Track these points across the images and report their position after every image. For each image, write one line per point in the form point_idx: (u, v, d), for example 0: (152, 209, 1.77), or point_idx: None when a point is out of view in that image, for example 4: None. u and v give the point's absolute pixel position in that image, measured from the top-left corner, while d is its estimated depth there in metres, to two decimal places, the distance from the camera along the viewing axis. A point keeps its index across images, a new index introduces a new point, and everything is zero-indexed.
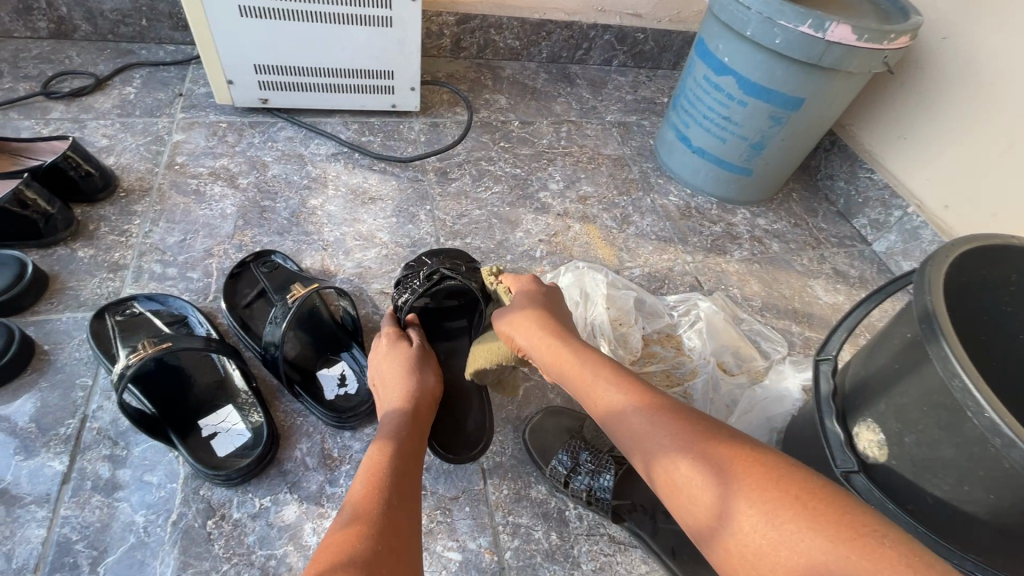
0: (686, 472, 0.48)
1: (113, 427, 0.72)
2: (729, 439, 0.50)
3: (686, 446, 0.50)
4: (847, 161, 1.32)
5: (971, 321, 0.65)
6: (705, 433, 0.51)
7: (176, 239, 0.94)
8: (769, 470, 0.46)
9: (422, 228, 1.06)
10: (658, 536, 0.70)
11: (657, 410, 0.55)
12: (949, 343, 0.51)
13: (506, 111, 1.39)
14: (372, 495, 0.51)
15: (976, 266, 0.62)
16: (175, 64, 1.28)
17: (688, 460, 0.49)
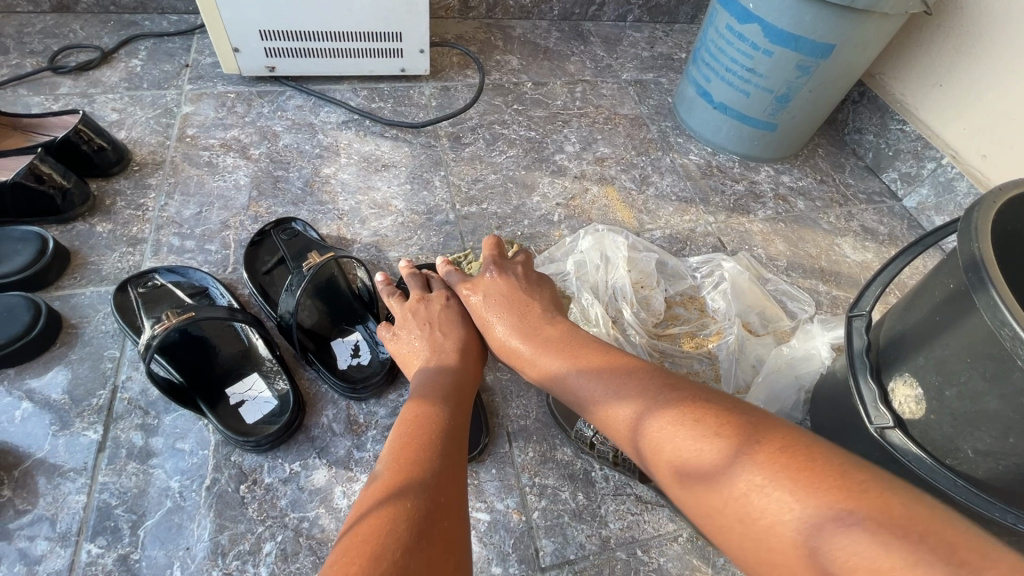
0: (664, 437, 0.47)
1: (143, 397, 0.73)
2: (708, 402, 0.48)
3: (663, 413, 0.48)
4: (877, 113, 1.27)
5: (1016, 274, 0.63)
6: (682, 397, 0.49)
7: (192, 212, 0.94)
8: (746, 432, 0.44)
9: (437, 195, 1.05)
10: None
11: (635, 379, 0.53)
12: (998, 290, 0.49)
13: (518, 72, 1.35)
14: (404, 447, 0.50)
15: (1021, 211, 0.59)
16: (180, 34, 1.25)
17: (665, 426, 0.47)
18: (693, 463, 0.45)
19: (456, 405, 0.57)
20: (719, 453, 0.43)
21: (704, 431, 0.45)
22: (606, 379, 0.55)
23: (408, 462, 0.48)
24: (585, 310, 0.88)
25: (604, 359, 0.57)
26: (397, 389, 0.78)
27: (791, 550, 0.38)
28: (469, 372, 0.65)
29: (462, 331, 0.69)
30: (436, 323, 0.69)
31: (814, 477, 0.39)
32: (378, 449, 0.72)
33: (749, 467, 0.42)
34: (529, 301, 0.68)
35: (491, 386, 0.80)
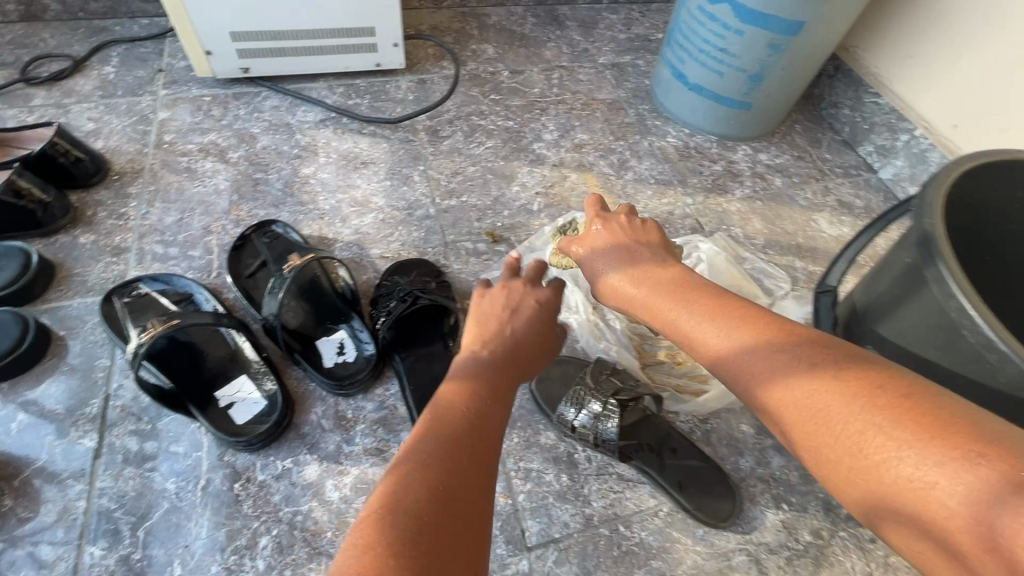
0: (764, 378, 0.44)
1: (136, 403, 0.75)
2: (822, 346, 0.44)
3: (761, 352, 0.45)
4: (852, 86, 1.27)
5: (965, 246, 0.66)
6: (792, 340, 0.45)
7: (173, 219, 0.95)
8: (863, 380, 0.40)
9: (417, 189, 1.06)
10: (665, 471, 0.74)
11: (738, 318, 0.50)
12: (947, 263, 0.51)
13: (494, 61, 1.35)
14: (432, 432, 0.49)
15: (974, 183, 0.61)
16: (151, 38, 1.24)
17: (766, 367, 0.44)
18: (790, 402, 0.42)
19: (489, 390, 0.56)
20: (830, 395, 0.40)
21: (811, 371, 0.42)
22: (706, 321, 0.51)
23: (442, 433, 0.48)
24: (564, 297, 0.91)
25: (704, 304, 0.53)
26: (383, 383, 0.80)
27: (889, 492, 0.35)
28: (518, 358, 0.62)
29: (536, 329, 0.66)
30: (510, 310, 0.66)
31: (925, 423, 0.35)
32: (367, 443, 0.75)
33: (860, 408, 0.38)
34: (649, 267, 0.61)
35: None
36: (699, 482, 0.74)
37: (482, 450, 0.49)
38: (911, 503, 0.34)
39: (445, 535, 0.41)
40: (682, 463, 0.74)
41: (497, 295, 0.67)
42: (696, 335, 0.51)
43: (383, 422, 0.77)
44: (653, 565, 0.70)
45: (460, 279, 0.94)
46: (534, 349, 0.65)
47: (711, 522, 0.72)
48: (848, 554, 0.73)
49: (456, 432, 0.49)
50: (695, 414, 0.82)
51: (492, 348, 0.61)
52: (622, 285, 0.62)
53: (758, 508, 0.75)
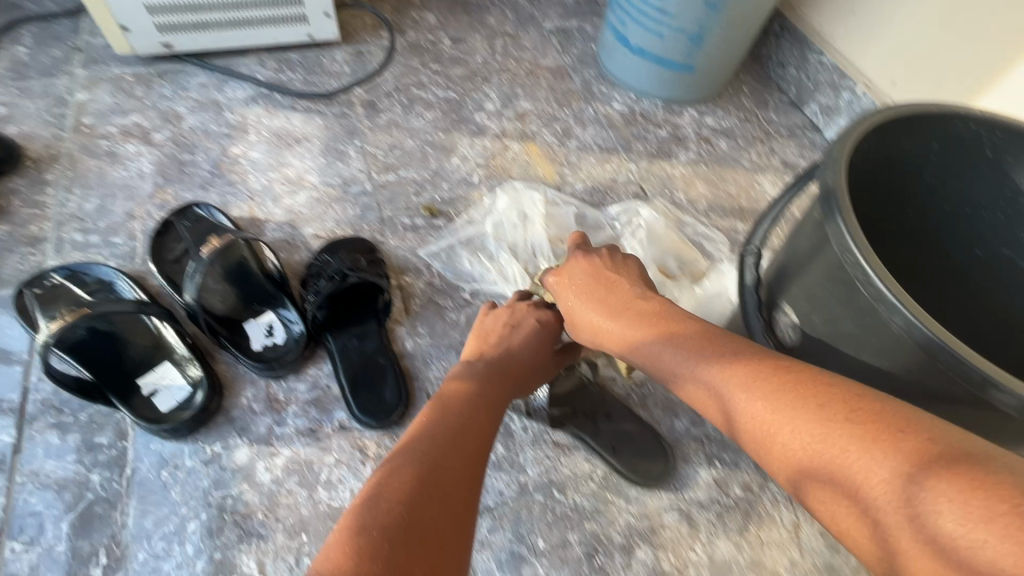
0: (741, 403, 0.48)
1: (56, 396, 0.73)
2: (787, 366, 0.48)
3: (734, 376, 0.49)
4: (796, 45, 1.26)
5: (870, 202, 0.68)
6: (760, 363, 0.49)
7: (94, 205, 0.91)
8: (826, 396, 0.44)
9: (352, 165, 1.03)
10: (598, 436, 0.75)
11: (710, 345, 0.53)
12: (844, 217, 0.51)
13: (435, 30, 1.30)
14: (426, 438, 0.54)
15: (876, 139, 0.62)
16: (67, 15, 1.18)
17: (738, 391, 0.48)
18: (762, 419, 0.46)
19: (485, 395, 0.63)
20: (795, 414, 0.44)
21: (776, 392, 0.46)
22: (687, 348, 0.54)
23: (439, 431, 0.55)
24: (502, 270, 0.91)
25: (682, 331, 0.57)
26: (316, 363, 0.79)
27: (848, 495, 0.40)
28: (514, 366, 0.68)
29: (531, 343, 0.71)
30: (506, 325, 0.71)
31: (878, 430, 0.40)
32: (299, 424, 0.74)
33: (820, 423, 0.42)
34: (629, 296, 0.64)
35: (411, 352, 0.82)
36: (632, 445, 0.75)
37: (471, 446, 0.55)
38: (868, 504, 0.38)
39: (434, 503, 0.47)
40: (615, 427, 0.75)
41: (498, 311, 0.73)
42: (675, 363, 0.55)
43: (315, 402, 0.76)
44: (586, 527, 0.72)
45: (396, 255, 0.92)
46: (532, 360, 0.70)
47: (642, 482, 0.74)
48: (776, 506, 0.75)
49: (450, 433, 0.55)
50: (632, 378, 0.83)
51: (488, 357, 0.68)
52: (600, 321, 0.64)
53: (691, 467, 0.77)
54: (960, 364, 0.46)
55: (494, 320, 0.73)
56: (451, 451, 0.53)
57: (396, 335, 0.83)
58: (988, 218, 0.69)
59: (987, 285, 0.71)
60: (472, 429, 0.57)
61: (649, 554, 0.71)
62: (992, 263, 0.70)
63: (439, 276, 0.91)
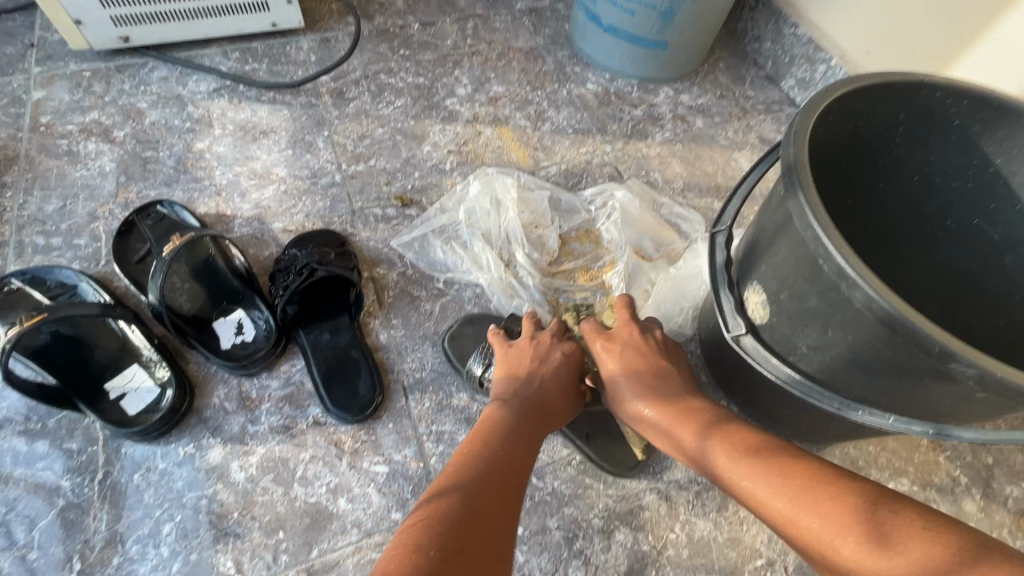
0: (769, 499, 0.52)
1: (23, 403, 0.72)
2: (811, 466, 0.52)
3: (758, 471, 0.54)
4: (772, 19, 1.24)
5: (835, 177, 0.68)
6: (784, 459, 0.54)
7: (54, 207, 0.89)
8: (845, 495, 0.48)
9: (321, 157, 1.01)
10: (574, 425, 0.75)
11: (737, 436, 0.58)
12: (806, 191, 0.52)
13: (403, 14, 1.27)
14: (458, 476, 0.54)
15: (841, 111, 0.62)
16: (19, 10, 1.14)
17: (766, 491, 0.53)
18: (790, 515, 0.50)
19: (518, 439, 0.60)
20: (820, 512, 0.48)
21: (801, 488, 0.51)
22: (716, 438, 0.59)
23: (475, 481, 0.53)
24: (476, 257, 0.90)
25: (711, 419, 0.61)
26: (288, 359, 0.78)
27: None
28: (543, 406, 0.66)
29: (560, 382, 0.69)
30: (540, 359, 0.70)
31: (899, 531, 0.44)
32: (273, 421, 0.73)
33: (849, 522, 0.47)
34: (664, 372, 0.69)
35: (385, 345, 0.81)
36: (607, 432, 0.76)
37: (501, 494, 0.53)
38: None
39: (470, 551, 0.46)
40: (591, 417, 0.76)
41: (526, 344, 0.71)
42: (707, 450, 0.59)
43: (289, 399, 0.75)
44: (564, 512, 0.72)
45: (368, 246, 0.91)
46: (560, 400, 0.68)
47: (615, 470, 0.74)
48: None
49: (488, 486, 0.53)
50: None
51: (521, 396, 0.65)
52: (632, 395, 0.67)
53: None
54: (919, 337, 0.46)
55: (526, 351, 0.70)
56: (483, 495, 0.52)
57: (369, 329, 0.82)
58: (958, 189, 0.69)
59: (958, 255, 0.71)
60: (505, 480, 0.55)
61: (629, 536, 0.71)
62: (963, 234, 0.70)
63: (412, 267, 0.89)
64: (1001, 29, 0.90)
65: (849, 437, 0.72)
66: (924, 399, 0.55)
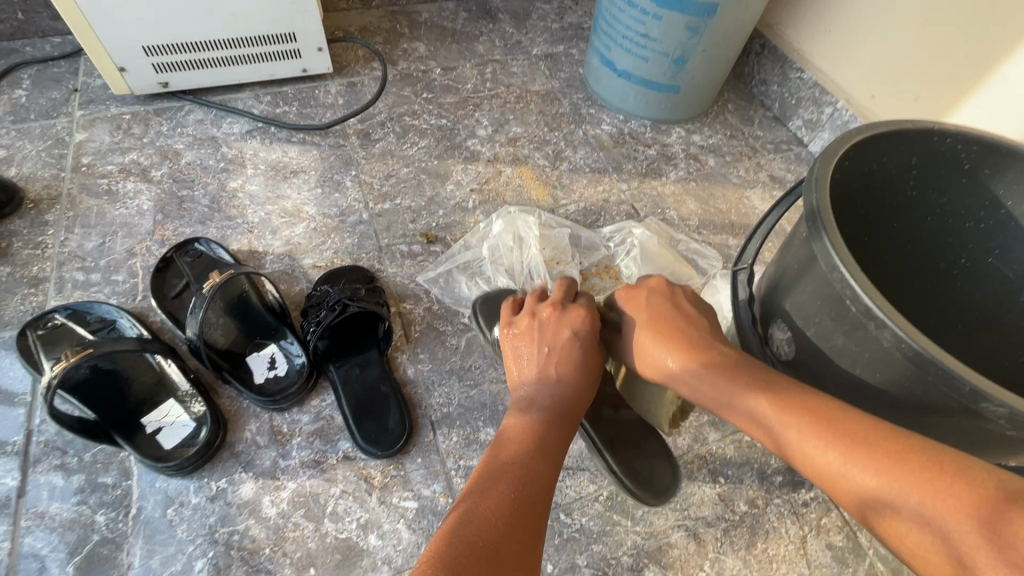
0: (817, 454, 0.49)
1: (60, 437, 0.73)
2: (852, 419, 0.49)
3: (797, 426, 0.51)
4: (778, 63, 1.30)
5: (851, 221, 0.71)
6: (821, 410, 0.51)
7: (94, 244, 0.92)
8: (891, 448, 0.46)
9: (349, 195, 1.04)
10: (599, 426, 0.75)
11: (773, 387, 0.55)
12: (828, 230, 0.55)
13: (426, 59, 1.33)
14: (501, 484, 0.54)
15: (857, 157, 0.65)
16: (65, 57, 1.20)
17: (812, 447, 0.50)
18: (836, 471, 0.47)
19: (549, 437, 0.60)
20: (868, 467, 0.46)
21: (846, 439, 0.48)
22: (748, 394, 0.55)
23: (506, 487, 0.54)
24: None
25: (739, 369, 0.58)
26: (318, 394, 0.80)
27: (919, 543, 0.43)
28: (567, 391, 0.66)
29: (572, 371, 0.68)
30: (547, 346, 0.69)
31: (950, 482, 0.42)
32: (304, 455, 0.74)
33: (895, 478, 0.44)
34: (683, 323, 0.66)
35: (413, 379, 0.83)
36: (630, 441, 0.75)
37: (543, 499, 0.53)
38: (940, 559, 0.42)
39: (509, 558, 0.48)
40: (617, 421, 0.76)
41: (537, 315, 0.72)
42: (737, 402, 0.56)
43: (320, 433, 0.76)
44: (593, 549, 0.72)
45: (394, 282, 0.93)
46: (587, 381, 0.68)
47: (633, 489, 0.71)
48: (783, 521, 0.76)
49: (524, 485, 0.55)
50: None
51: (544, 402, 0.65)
52: (659, 354, 0.64)
53: (696, 485, 0.78)
54: (949, 377, 0.48)
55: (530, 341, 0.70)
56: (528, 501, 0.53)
57: (397, 363, 0.84)
58: (971, 229, 0.72)
59: (974, 293, 0.73)
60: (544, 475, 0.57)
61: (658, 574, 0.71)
62: (977, 273, 0.73)
63: (438, 301, 0.92)
64: (995, 81, 0.94)
65: None
66: (952, 436, 0.57)
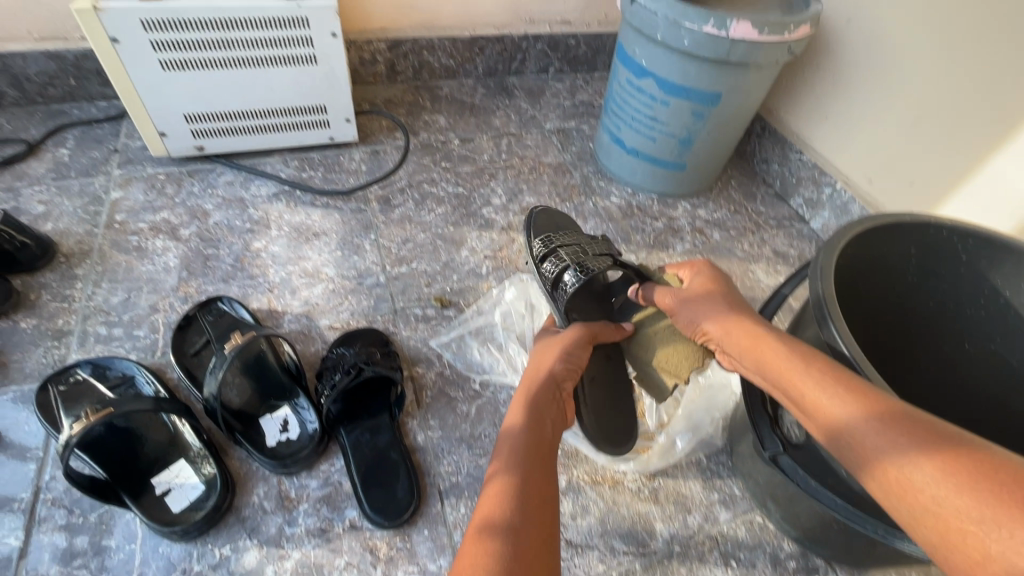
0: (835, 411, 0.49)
1: (68, 496, 0.73)
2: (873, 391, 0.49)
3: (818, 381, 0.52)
4: (778, 145, 1.37)
5: (855, 305, 0.74)
6: (856, 378, 0.51)
7: (119, 299, 0.95)
8: (920, 420, 0.45)
9: (367, 258, 1.08)
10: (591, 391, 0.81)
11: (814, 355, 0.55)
12: (831, 317, 0.57)
13: (445, 131, 1.42)
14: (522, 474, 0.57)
15: (859, 246, 0.68)
16: (108, 120, 1.29)
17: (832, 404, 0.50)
18: (856, 429, 0.47)
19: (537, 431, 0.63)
20: (893, 428, 0.45)
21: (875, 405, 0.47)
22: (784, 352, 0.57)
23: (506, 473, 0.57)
24: (512, 360, 0.94)
25: (781, 337, 0.59)
26: (328, 458, 0.80)
27: (919, 512, 0.42)
28: (532, 365, 0.75)
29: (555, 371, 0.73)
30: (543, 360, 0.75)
31: (970, 455, 0.41)
32: (310, 523, 0.74)
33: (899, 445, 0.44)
34: (741, 302, 0.69)
35: (422, 446, 0.83)
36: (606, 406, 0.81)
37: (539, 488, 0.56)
38: (935, 525, 0.41)
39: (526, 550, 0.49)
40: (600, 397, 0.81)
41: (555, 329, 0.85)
42: (774, 360, 0.57)
43: (327, 499, 0.76)
44: None
45: (408, 345, 0.95)
46: (558, 353, 0.75)
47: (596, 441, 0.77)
48: None
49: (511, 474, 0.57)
50: (642, 473, 0.84)
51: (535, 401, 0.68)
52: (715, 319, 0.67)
53: (707, 568, 0.76)
54: None
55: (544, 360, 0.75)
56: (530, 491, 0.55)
57: (407, 429, 0.84)
58: (973, 315, 0.74)
59: (980, 380, 0.74)
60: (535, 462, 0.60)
61: None
62: (982, 359, 0.74)
63: (450, 366, 0.93)
64: (986, 172, 0.99)
65: (891, 564, 0.71)
66: None
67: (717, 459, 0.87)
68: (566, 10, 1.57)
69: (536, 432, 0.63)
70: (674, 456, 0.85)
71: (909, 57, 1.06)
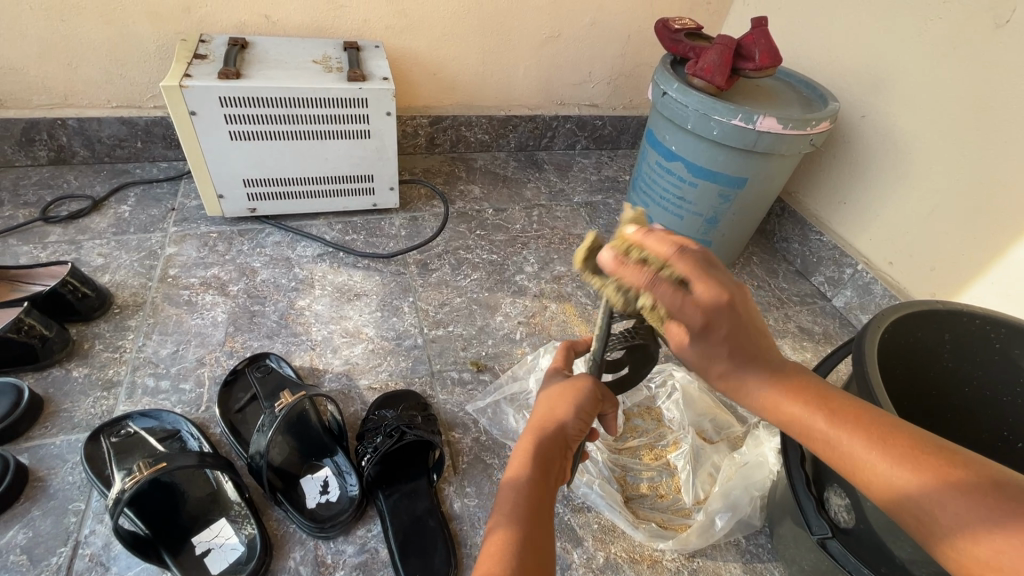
0: (853, 454, 0.44)
1: (106, 552, 0.73)
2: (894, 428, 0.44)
3: (833, 421, 0.46)
4: (798, 225, 1.43)
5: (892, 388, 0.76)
6: (863, 409, 0.46)
7: (168, 351, 0.98)
8: (947, 459, 0.41)
9: (406, 320, 1.12)
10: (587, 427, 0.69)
11: (828, 398, 0.47)
12: (874, 389, 0.59)
13: (480, 201, 1.49)
14: (524, 511, 0.54)
15: (895, 332, 0.71)
16: (168, 180, 1.38)
17: (847, 445, 0.45)
18: (878, 469, 0.43)
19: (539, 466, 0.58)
20: (900, 462, 0.42)
21: (894, 444, 0.43)
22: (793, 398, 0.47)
23: (510, 508, 0.54)
24: None
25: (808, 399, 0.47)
26: (365, 523, 0.79)
27: (940, 545, 0.40)
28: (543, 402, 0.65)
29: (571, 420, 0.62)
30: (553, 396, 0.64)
31: (990, 489, 0.39)
32: None
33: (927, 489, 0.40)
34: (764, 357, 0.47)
35: (458, 514, 0.82)
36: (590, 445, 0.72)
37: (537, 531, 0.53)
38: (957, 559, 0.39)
39: None
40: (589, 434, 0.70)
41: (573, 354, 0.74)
42: (791, 410, 0.47)
43: (363, 567, 0.75)
44: None
45: (445, 409, 0.96)
46: (575, 397, 0.63)
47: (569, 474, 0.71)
48: None
49: (519, 498, 0.55)
50: (682, 551, 0.82)
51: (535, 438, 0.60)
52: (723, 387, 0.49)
53: None
54: None
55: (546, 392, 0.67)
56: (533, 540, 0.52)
57: (443, 495, 0.84)
58: (1009, 402, 0.75)
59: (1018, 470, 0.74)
60: (540, 496, 0.56)
61: None
62: (1023, 449, 0.74)
63: (486, 432, 0.94)
64: (1006, 261, 1.03)
65: None
66: None
67: (755, 541, 0.86)
68: (594, 95, 1.70)
69: (541, 466, 0.58)
70: (713, 536, 0.83)
71: (923, 152, 1.13)
